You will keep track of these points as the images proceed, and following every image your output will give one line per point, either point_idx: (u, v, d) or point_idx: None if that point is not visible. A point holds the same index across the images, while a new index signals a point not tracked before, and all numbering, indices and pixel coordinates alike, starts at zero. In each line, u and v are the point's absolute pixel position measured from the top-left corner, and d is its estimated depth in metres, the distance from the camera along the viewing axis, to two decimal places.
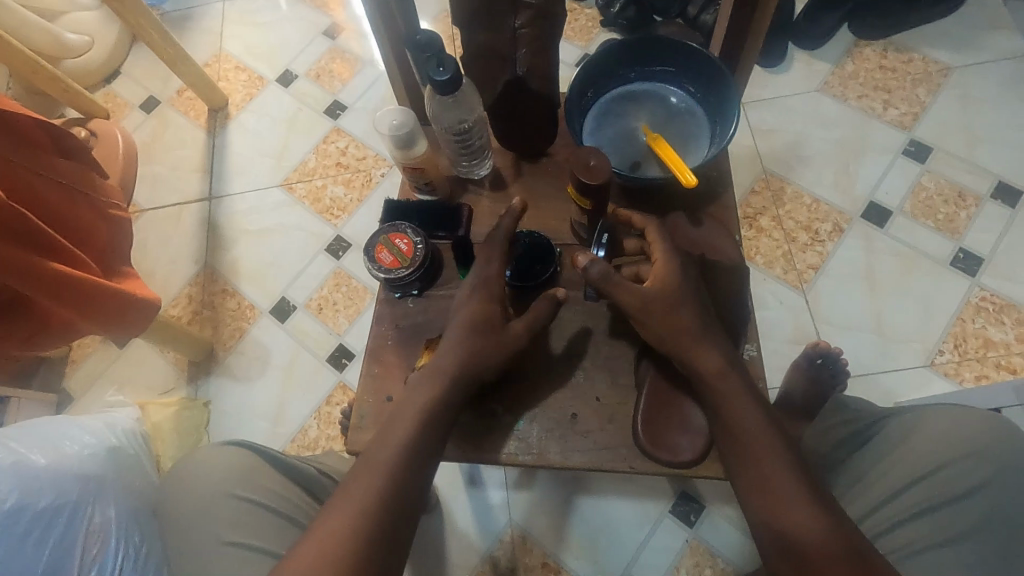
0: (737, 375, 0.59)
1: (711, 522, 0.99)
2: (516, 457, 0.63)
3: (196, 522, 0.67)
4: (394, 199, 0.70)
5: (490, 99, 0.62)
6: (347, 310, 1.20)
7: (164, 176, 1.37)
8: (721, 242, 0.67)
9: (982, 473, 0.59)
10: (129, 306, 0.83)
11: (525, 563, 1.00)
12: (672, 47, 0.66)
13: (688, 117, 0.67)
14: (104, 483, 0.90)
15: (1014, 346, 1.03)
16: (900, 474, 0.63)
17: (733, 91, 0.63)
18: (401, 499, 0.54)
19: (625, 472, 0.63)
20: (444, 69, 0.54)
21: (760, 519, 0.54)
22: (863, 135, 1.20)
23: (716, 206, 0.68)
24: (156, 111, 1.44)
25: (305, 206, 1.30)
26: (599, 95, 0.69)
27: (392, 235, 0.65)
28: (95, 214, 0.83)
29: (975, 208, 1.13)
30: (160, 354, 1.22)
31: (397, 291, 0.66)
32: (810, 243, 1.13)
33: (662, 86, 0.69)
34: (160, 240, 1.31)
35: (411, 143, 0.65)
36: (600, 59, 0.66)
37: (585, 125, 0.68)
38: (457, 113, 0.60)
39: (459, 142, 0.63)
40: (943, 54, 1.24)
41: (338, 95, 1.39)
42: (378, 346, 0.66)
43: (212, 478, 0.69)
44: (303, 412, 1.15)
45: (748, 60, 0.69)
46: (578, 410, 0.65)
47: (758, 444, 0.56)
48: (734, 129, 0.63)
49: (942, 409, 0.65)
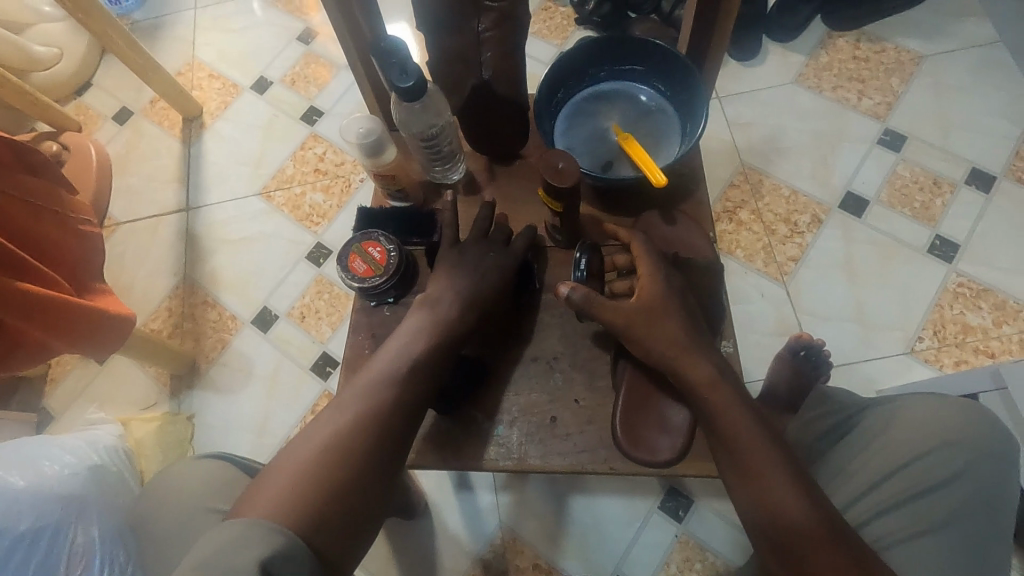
0: (729, 384, 0.59)
1: (700, 516, 0.99)
2: (496, 460, 0.63)
3: (179, 538, 0.68)
4: (368, 207, 0.69)
5: (459, 103, 0.61)
6: (330, 318, 1.19)
7: (140, 188, 1.35)
8: (696, 240, 0.67)
9: (958, 461, 0.61)
10: (103, 323, 0.82)
11: (516, 565, 1.00)
12: (640, 46, 0.66)
13: (658, 115, 0.67)
14: (85, 504, 0.89)
15: (992, 331, 1.05)
16: (879, 464, 0.63)
17: (700, 87, 0.63)
18: (384, 435, 0.55)
19: (604, 473, 0.62)
20: (407, 76, 0.54)
21: (757, 522, 0.54)
22: (838, 126, 1.21)
23: (688, 203, 0.68)
24: (130, 122, 1.42)
25: (284, 214, 1.29)
26: (569, 96, 0.68)
27: (365, 243, 0.64)
28: (65, 230, 0.82)
29: (950, 195, 1.14)
30: (140, 369, 1.20)
31: (372, 299, 0.65)
32: (790, 235, 1.14)
33: (632, 85, 0.68)
34: (138, 253, 1.29)
35: (380, 150, 0.64)
36: (568, 59, 0.66)
37: (556, 126, 0.67)
38: (425, 118, 0.59)
39: (429, 147, 0.63)
40: (915, 43, 1.25)
41: (314, 101, 1.38)
42: (355, 356, 0.65)
43: (190, 493, 0.69)
44: (288, 422, 1.14)
45: (717, 57, 0.69)
46: (557, 414, 0.65)
47: (754, 449, 0.56)
48: (704, 125, 0.63)
49: (915, 400, 0.66)
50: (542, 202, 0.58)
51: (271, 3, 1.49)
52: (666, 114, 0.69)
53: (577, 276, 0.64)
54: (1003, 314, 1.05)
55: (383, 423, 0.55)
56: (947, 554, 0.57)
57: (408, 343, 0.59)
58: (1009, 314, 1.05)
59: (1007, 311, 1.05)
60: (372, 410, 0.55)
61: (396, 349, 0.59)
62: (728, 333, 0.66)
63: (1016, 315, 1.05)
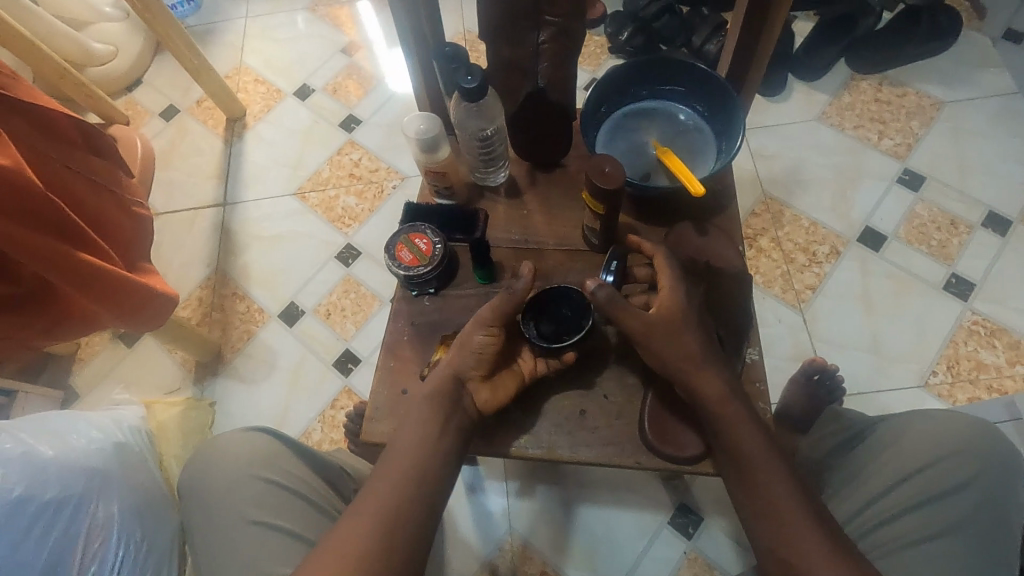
0: (741, 400, 0.60)
1: (709, 534, 1.00)
2: (527, 449, 0.65)
3: (223, 501, 0.68)
4: (415, 203, 0.73)
5: (512, 109, 0.66)
6: (355, 317, 1.22)
7: (181, 182, 1.41)
8: (726, 251, 0.68)
9: (970, 469, 0.62)
10: (150, 300, 0.86)
11: (525, 571, 1.01)
12: (682, 68, 0.70)
13: (696, 133, 0.71)
14: (108, 478, 0.91)
15: (1005, 369, 1.06)
16: (890, 472, 0.65)
17: (739, 109, 0.67)
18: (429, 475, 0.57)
19: (631, 468, 0.65)
20: (472, 78, 0.58)
21: (763, 538, 0.56)
22: (859, 163, 1.25)
23: (720, 218, 0.71)
24: (176, 120, 1.48)
25: (317, 214, 1.33)
26: (612, 111, 0.73)
27: (413, 234, 0.68)
28: (121, 210, 0.86)
29: (966, 235, 1.17)
30: (168, 354, 1.23)
31: (415, 289, 0.68)
32: (808, 264, 1.17)
33: (672, 105, 0.72)
34: (174, 243, 1.34)
35: (435, 148, 0.67)
36: (614, 76, 0.70)
37: (598, 138, 0.71)
38: (480, 121, 0.64)
39: (481, 148, 0.67)
40: (936, 90, 1.30)
41: (354, 109, 1.44)
42: (395, 342, 0.67)
43: (236, 460, 0.70)
44: (308, 415, 1.16)
45: (754, 84, 0.73)
46: (586, 408, 0.67)
47: (763, 468, 0.57)
48: (740, 143, 0.66)
49: (927, 411, 0.68)
50: (584, 201, 0.61)
51: (319, 17, 1.56)
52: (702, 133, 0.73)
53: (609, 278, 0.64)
54: (1017, 353, 1.07)
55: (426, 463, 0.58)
56: (956, 561, 0.58)
57: (417, 422, 0.60)
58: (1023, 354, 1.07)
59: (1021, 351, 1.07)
60: (396, 493, 0.55)
61: (411, 435, 0.59)
62: (755, 341, 0.66)
63: None
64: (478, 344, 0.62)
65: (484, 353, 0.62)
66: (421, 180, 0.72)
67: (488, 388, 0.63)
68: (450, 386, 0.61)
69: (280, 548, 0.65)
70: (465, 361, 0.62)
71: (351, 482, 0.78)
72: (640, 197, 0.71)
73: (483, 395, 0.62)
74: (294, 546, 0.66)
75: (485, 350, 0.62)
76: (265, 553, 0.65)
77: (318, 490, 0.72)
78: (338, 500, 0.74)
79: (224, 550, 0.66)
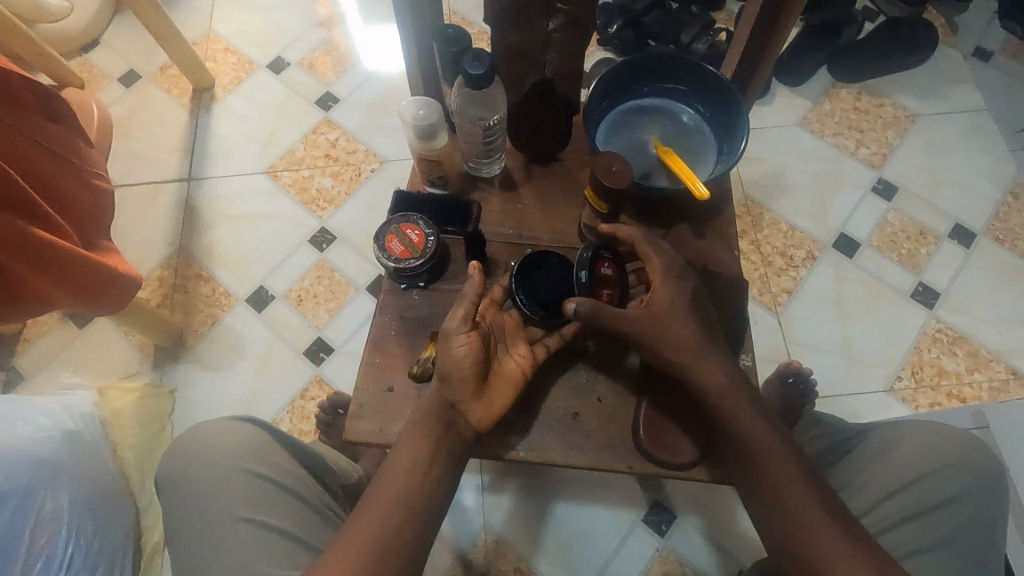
0: (743, 390, 0.61)
1: (682, 532, 1.01)
2: (519, 452, 0.64)
3: (208, 497, 0.64)
4: (405, 190, 0.70)
5: (516, 98, 0.64)
6: (328, 304, 1.18)
7: (142, 153, 1.32)
8: (723, 255, 0.69)
9: (960, 483, 0.63)
10: (110, 282, 0.80)
11: (499, 567, 1.00)
12: (687, 67, 0.68)
13: (697, 134, 0.70)
14: (59, 470, 0.89)
15: (964, 376, 1.11)
16: (883, 484, 0.66)
17: (742, 112, 0.66)
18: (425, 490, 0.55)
19: (623, 473, 0.64)
20: (478, 64, 0.55)
21: (774, 528, 0.57)
22: (837, 170, 1.28)
23: (717, 220, 0.70)
24: (137, 86, 1.39)
25: (290, 195, 1.27)
26: (612, 106, 0.71)
27: (404, 225, 0.65)
28: (79, 182, 0.79)
29: (934, 246, 1.21)
30: (124, 337, 1.16)
31: (404, 281, 0.66)
32: (785, 268, 1.19)
33: (673, 103, 0.71)
34: (134, 218, 1.26)
35: (433, 136, 0.66)
36: (617, 70, 0.68)
37: (598, 133, 0.70)
38: (481, 108, 0.61)
39: (480, 137, 0.64)
40: (911, 102, 1.34)
41: (331, 87, 1.38)
42: (381, 337, 0.65)
43: (223, 452, 0.65)
44: (277, 404, 1.11)
45: (758, 86, 0.73)
46: (580, 410, 0.66)
47: (772, 460, 0.58)
48: (743, 147, 0.65)
49: (915, 423, 0.69)
50: (587, 199, 0.60)
51: None
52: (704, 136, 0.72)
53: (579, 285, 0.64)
54: (975, 361, 1.12)
55: (419, 485, 0.55)
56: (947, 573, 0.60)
57: (409, 444, 0.57)
58: (981, 362, 1.12)
59: (980, 359, 1.12)
60: (382, 533, 0.52)
61: (399, 467, 0.56)
62: (749, 346, 0.67)
63: (987, 364, 1.12)
64: (458, 358, 0.57)
65: (462, 376, 0.57)
66: (413, 167, 0.69)
67: (481, 406, 0.59)
68: (438, 411, 0.58)
69: (275, 546, 0.61)
70: (449, 381, 0.57)
71: (329, 477, 0.75)
72: (642, 198, 0.69)
73: (476, 413, 0.59)
74: (288, 545, 0.62)
75: (466, 365, 0.57)
76: (258, 553, 0.61)
77: (309, 484, 0.68)
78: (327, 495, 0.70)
79: (210, 550, 0.62)
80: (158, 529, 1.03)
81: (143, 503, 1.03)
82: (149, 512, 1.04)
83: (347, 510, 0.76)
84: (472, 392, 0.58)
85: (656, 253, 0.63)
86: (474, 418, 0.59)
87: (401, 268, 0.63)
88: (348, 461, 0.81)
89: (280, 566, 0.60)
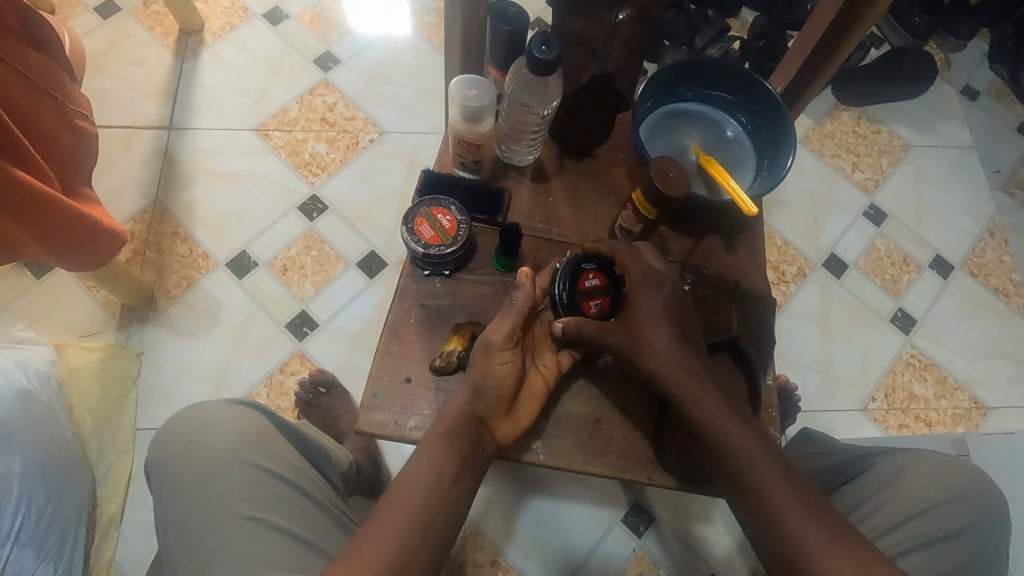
0: (713, 390, 0.62)
1: (659, 535, 1.02)
2: (535, 453, 0.67)
3: (207, 490, 0.61)
4: (436, 171, 0.74)
5: (570, 89, 0.69)
6: (315, 277, 1.12)
7: (118, 93, 1.21)
8: (749, 271, 0.75)
9: (965, 518, 0.66)
10: (92, 236, 0.73)
11: (475, 559, 0.99)
12: (734, 79, 0.75)
13: (736, 145, 0.76)
14: (12, 432, 0.85)
15: (931, 402, 1.16)
16: (894, 511, 0.68)
17: (789, 130, 0.72)
18: (439, 491, 0.57)
19: (642, 482, 0.68)
20: (546, 50, 0.59)
21: (760, 532, 0.59)
22: (832, 192, 1.30)
23: (747, 235, 0.76)
24: (115, 19, 1.27)
25: (280, 157, 1.20)
26: (658, 106, 0.76)
27: (436, 210, 0.70)
28: (62, 122, 0.71)
29: (915, 274, 1.25)
30: (87, 291, 1.07)
31: (428, 268, 0.70)
32: (777, 282, 1.21)
33: (716, 113, 0.77)
34: (105, 164, 1.16)
35: (479, 118, 0.68)
36: (669, 72, 0.74)
37: (642, 130, 0.75)
38: (533, 94, 0.66)
39: (526, 123, 0.69)
40: (906, 132, 1.37)
41: (332, 47, 1.29)
42: (400, 324, 0.69)
43: (224, 442, 0.63)
44: (253, 377, 1.06)
45: (801, 106, 0.81)
46: (602, 417, 0.69)
47: (747, 461, 0.59)
48: (786, 163, 0.72)
49: (924, 456, 0.71)
50: (636, 201, 0.67)
51: None
52: (743, 151, 0.78)
53: (562, 305, 0.66)
54: (943, 388, 1.17)
55: (437, 486, 0.57)
56: None
57: (427, 452, 0.59)
58: (948, 390, 1.17)
59: (946, 386, 1.18)
60: (396, 549, 0.53)
61: (415, 480, 0.57)
62: (772, 367, 0.72)
63: (953, 391, 1.17)
64: (500, 376, 0.61)
65: (501, 395, 0.61)
66: (451, 147, 0.72)
67: (508, 423, 0.63)
68: (470, 426, 0.60)
69: (274, 545, 0.59)
70: (483, 396, 0.61)
71: (323, 464, 0.72)
72: (683, 211, 0.74)
73: (502, 428, 0.63)
74: (288, 544, 0.60)
75: (505, 384, 0.61)
76: (259, 552, 0.59)
77: (310, 480, 0.66)
78: (326, 487, 0.69)
79: (207, 547, 0.59)
80: (116, 500, 0.97)
81: (100, 473, 0.97)
82: (106, 482, 0.97)
83: (341, 497, 0.74)
84: (501, 411, 0.62)
85: (633, 261, 0.66)
86: (499, 433, 0.63)
87: (430, 253, 0.68)
88: (339, 446, 0.78)
89: (278, 568, 0.58)
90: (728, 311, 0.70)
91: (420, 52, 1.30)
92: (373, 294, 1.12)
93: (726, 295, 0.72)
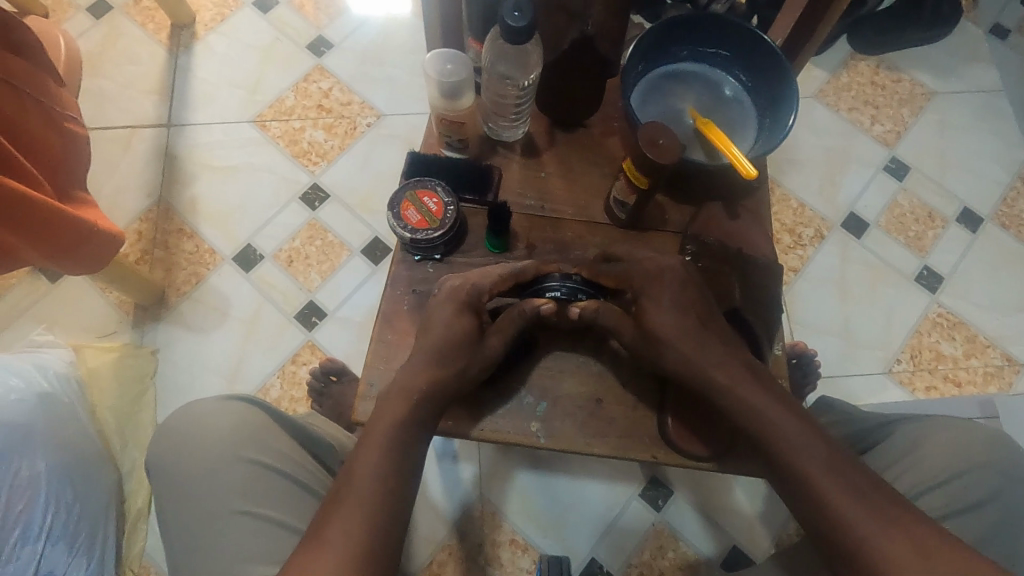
0: (738, 364, 0.60)
1: (677, 508, 1.01)
2: (535, 433, 0.66)
3: (204, 487, 0.62)
4: (421, 152, 0.73)
5: (553, 56, 0.67)
6: (321, 266, 1.12)
7: (114, 94, 1.21)
8: (755, 236, 0.72)
9: (989, 488, 0.63)
10: (87, 238, 0.74)
11: (494, 538, 0.99)
12: (731, 34, 0.70)
13: (735, 105, 0.73)
14: (32, 436, 0.89)
15: (961, 361, 1.11)
16: (913, 481, 0.65)
17: (792, 86, 0.69)
18: (393, 471, 0.55)
19: (647, 461, 0.66)
20: (520, 16, 0.56)
21: (805, 512, 0.54)
22: (849, 147, 1.24)
23: (750, 199, 0.73)
24: (107, 18, 1.26)
25: (278, 147, 1.19)
26: (650, 70, 0.73)
27: (421, 192, 0.68)
28: (49, 127, 0.71)
29: (941, 229, 1.19)
30: (100, 293, 1.09)
31: (418, 253, 0.69)
32: (792, 246, 1.17)
33: (712, 72, 0.74)
34: (107, 165, 1.17)
35: (457, 94, 0.67)
36: (659, 31, 0.70)
37: (633, 97, 0.72)
38: (510, 65, 0.64)
39: (506, 94, 0.67)
40: (928, 79, 1.29)
41: (324, 31, 1.27)
42: (393, 311, 0.68)
43: (217, 439, 0.64)
44: (266, 369, 1.07)
45: (802, 59, 0.77)
46: (602, 396, 0.68)
47: (782, 436, 0.56)
48: (789, 120, 0.69)
49: (942, 422, 0.69)
50: (627, 170, 0.64)
51: None
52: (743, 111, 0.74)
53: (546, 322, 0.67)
54: (972, 346, 1.12)
55: (389, 466, 0.56)
56: None
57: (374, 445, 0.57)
58: (978, 348, 1.12)
59: (976, 344, 1.13)
60: (353, 530, 0.51)
61: (368, 463, 0.55)
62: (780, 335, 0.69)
63: (984, 349, 1.12)
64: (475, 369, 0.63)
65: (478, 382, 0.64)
66: (433, 126, 0.71)
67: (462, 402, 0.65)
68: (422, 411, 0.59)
69: (271, 539, 0.60)
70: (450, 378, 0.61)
71: (326, 456, 0.72)
72: (681, 177, 0.72)
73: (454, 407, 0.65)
74: (284, 537, 0.61)
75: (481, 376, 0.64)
76: (254, 547, 0.59)
77: (310, 473, 0.67)
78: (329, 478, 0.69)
79: (206, 541, 0.60)
80: (140, 496, 0.98)
81: (125, 469, 0.99)
82: (132, 476, 0.99)
83: None
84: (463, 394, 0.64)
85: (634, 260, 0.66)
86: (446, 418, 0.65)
87: (417, 237, 0.67)
88: (345, 435, 0.78)
89: (275, 561, 0.59)
90: (730, 281, 0.69)
91: (414, 29, 1.27)
92: (379, 280, 1.11)
93: (729, 265, 0.70)
